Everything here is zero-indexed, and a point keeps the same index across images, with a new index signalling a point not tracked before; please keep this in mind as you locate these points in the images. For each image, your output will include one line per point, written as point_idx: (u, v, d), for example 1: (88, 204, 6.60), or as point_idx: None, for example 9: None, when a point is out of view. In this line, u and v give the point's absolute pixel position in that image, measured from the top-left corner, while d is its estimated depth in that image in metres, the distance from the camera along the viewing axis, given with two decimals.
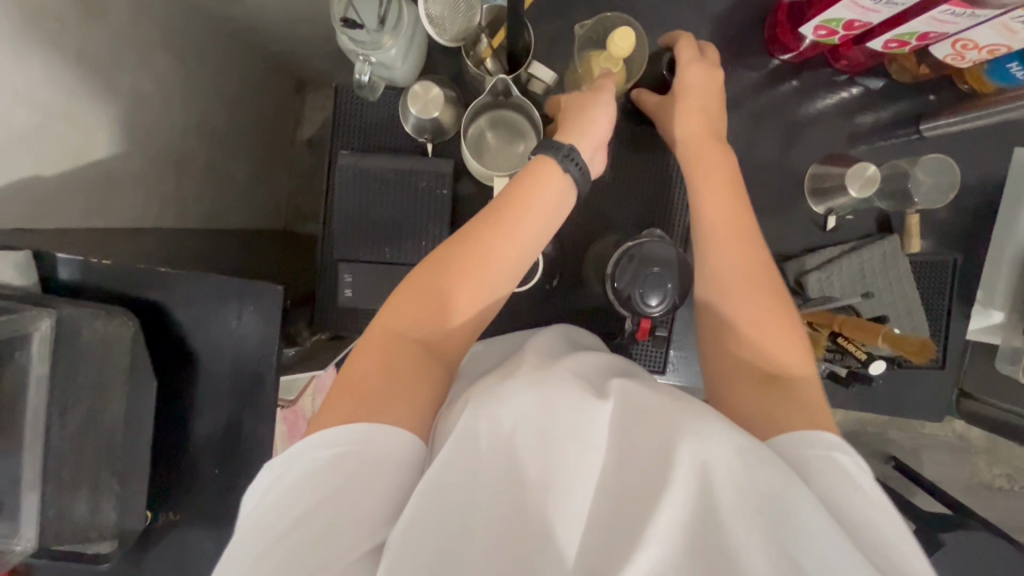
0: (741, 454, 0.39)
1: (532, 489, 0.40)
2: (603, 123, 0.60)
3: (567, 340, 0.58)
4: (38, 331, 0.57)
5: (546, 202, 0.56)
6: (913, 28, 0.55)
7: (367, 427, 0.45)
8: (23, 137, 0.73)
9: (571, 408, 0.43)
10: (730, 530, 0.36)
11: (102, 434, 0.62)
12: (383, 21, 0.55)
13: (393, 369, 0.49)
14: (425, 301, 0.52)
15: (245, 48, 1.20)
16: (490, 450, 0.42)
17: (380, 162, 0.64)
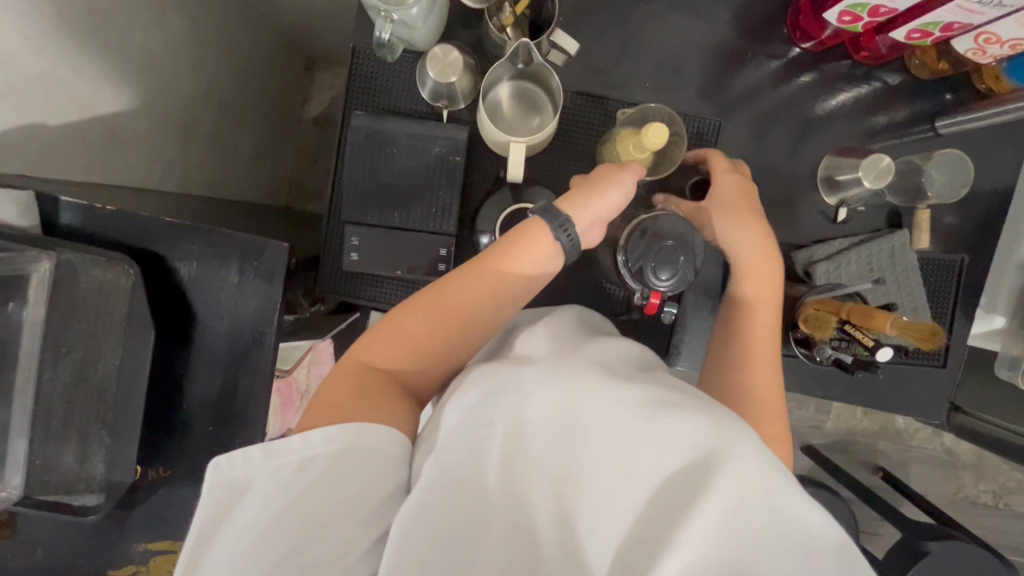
0: (758, 467, 0.39)
1: (543, 482, 0.42)
2: (613, 199, 0.57)
3: (583, 321, 0.57)
4: (36, 274, 0.57)
5: (531, 261, 0.55)
6: (938, 17, 0.55)
7: (348, 431, 0.44)
8: (27, 81, 0.71)
9: (586, 399, 0.42)
10: (732, 543, 0.38)
11: (95, 384, 0.61)
12: None
13: (365, 390, 0.49)
14: (402, 336, 0.53)
15: (258, 18, 1.19)
16: (502, 443, 0.42)
17: (395, 126, 0.64)
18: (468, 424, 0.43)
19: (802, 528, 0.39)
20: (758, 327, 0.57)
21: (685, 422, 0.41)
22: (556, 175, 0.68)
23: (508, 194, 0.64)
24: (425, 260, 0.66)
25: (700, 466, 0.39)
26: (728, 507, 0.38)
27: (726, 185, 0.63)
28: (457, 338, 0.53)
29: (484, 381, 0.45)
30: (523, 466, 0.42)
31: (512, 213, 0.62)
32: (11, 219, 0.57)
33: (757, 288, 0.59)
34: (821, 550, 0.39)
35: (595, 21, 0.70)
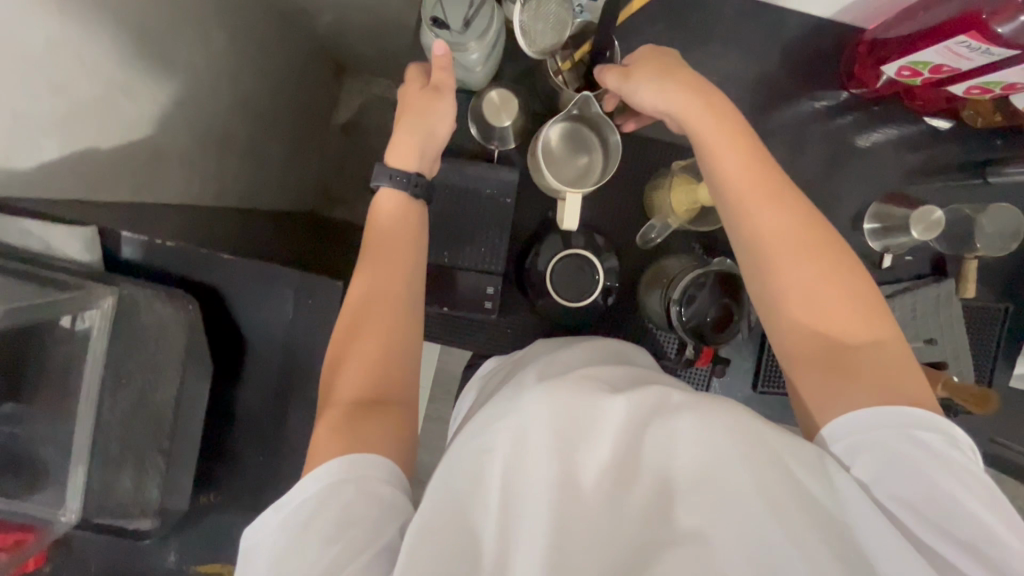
0: (755, 455, 0.39)
1: (544, 492, 0.38)
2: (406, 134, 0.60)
3: (614, 353, 0.53)
4: (100, 308, 0.59)
5: (400, 229, 0.59)
6: (1001, 77, 0.55)
7: (337, 464, 0.45)
8: (81, 106, 0.72)
9: (585, 411, 0.40)
10: (755, 531, 0.36)
11: (151, 414, 0.63)
12: (468, 25, 0.56)
13: (359, 425, 0.48)
14: (364, 359, 0.53)
15: (292, 29, 1.19)
16: (504, 462, 0.39)
17: (449, 169, 0.65)
18: (468, 444, 0.41)
19: (831, 506, 0.39)
20: (806, 280, 0.51)
21: (686, 424, 0.39)
22: (603, 215, 0.68)
23: (558, 237, 0.64)
24: (470, 296, 0.67)
25: (707, 464, 0.38)
26: (734, 492, 0.37)
27: (708, 117, 0.54)
28: (399, 335, 0.56)
29: (483, 412, 0.43)
30: (526, 477, 0.39)
31: (566, 257, 0.63)
32: (77, 255, 0.59)
33: (790, 242, 0.52)
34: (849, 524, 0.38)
35: None
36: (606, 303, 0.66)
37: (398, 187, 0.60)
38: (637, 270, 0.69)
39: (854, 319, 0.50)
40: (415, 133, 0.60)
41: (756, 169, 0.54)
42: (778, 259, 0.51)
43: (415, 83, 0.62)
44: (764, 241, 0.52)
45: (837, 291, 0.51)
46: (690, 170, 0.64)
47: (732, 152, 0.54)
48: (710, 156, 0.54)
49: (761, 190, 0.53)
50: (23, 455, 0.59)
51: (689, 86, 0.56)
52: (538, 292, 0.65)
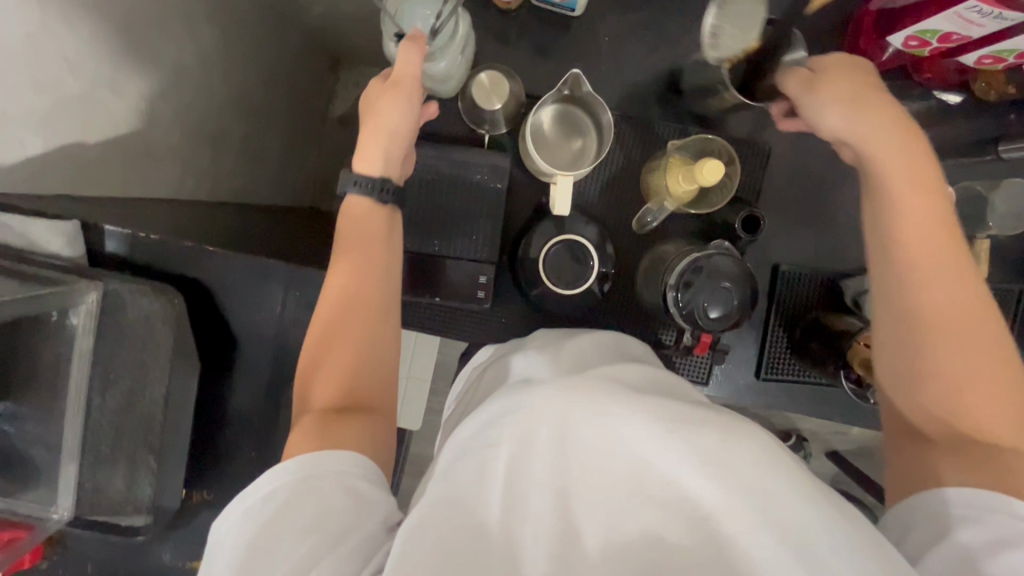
0: (781, 476, 0.35)
1: (549, 497, 0.36)
2: (375, 143, 0.58)
3: (616, 348, 0.49)
4: (85, 303, 0.57)
5: (370, 235, 0.58)
6: (1014, 45, 0.52)
7: (310, 458, 0.44)
8: (65, 102, 0.71)
9: (594, 417, 0.36)
10: (775, 560, 0.32)
11: (141, 412, 0.62)
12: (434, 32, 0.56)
13: (329, 432, 0.47)
14: (337, 366, 0.54)
15: (283, 20, 1.17)
16: (510, 462, 0.37)
17: (438, 156, 0.63)
18: (476, 443, 0.39)
19: (862, 538, 0.34)
20: (960, 364, 0.48)
21: (708, 440, 0.36)
22: (598, 202, 0.66)
23: (550, 225, 0.62)
24: (462, 286, 0.65)
25: (724, 483, 0.34)
26: (755, 515, 0.33)
27: (907, 171, 0.51)
28: (369, 343, 0.56)
29: (489, 407, 0.41)
30: (528, 479, 0.37)
31: (556, 245, 0.61)
32: (59, 250, 0.58)
33: (958, 316, 0.49)
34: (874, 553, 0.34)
35: (640, 39, 0.66)
36: (603, 291, 0.64)
37: (363, 193, 0.59)
38: (633, 258, 0.67)
39: (996, 404, 0.47)
40: (383, 133, 0.58)
41: (942, 232, 0.50)
42: (938, 317, 0.49)
43: (378, 79, 0.59)
44: (930, 311, 0.49)
45: (991, 383, 0.47)
46: (686, 150, 0.62)
47: (920, 194, 0.51)
48: (887, 212, 0.52)
49: (935, 261, 0.50)
50: (11, 456, 0.59)
51: (881, 130, 0.52)
52: (530, 280, 0.63)
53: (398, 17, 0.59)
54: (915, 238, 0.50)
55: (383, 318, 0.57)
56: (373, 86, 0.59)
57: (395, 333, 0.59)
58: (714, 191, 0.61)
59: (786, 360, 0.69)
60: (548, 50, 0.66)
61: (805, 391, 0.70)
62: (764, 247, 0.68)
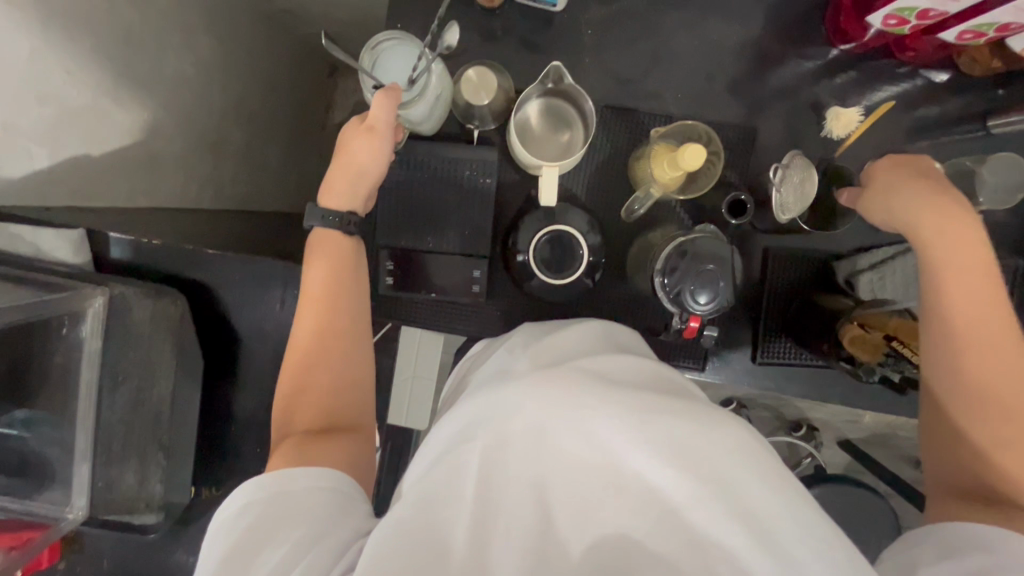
0: (752, 472, 0.36)
1: (524, 492, 0.37)
2: (341, 181, 0.61)
3: (601, 338, 0.49)
4: (92, 308, 0.59)
5: (339, 266, 0.59)
6: (993, 18, 0.52)
7: (279, 476, 0.44)
8: (69, 115, 0.73)
9: (569, 417, 0.37)
10: (738, 544, 0.34)
11: (148, 412, 0.64)
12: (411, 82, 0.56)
13: (312, 450, 0.49)
14: (313, 393, 0.55)
15: (278, 30, 1.19)
16: (485, 458, 0.38)
17: (427, 152, 0.64)
18: (453, 441, 0.40)
19: (823, 527, 0.36)
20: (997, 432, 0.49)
21: (683, 430, 0.37)
22: (587, 193, 0.67)
23: (541, 216, 0.63)
24: (456, 280, 0.66)
25: (692, 472, 0.36)
26: (724, 513, 0.35)
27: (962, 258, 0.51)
28: (343, 371, 0.57)
29: (462, 405, 0.41)
30: (504, 473, 0.38)
31: (547, 235, 0.62)
32: (67, 258, 0.60)
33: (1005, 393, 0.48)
34: (829, 530, 0.36)
35: (622, 31, 0.67)
36: (594, 281, 0.64)
37: (333, 224, 0.61)
38: (623, 247, 0.67)
39: None
40: (351, 170, 0.60)
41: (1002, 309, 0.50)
42: (987, 384, 0.49)
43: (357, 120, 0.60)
44: (979, 377, 0.49)
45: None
46: (671, 138, 0.62)
47: (968, 263, 0.51)
48: (941, 290, 0.51)
49: (985, 332, 0.50)
50: (27, 456, 0.61)
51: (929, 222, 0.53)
52: (523, 271, 0.64)
53: (374, 68, 0.57)
54: (968, 306, 0.50)
55: (356, 345, 0.59)
56: (349, 123, 0.60)
57: (368, 357, 0.60)
58: (700, 175, 0.61)
59: (782, 343, 0.69)
60: (533, 43, 0.66)
61: (803, 374, 0.70)
62: (754, 231, 0.68)
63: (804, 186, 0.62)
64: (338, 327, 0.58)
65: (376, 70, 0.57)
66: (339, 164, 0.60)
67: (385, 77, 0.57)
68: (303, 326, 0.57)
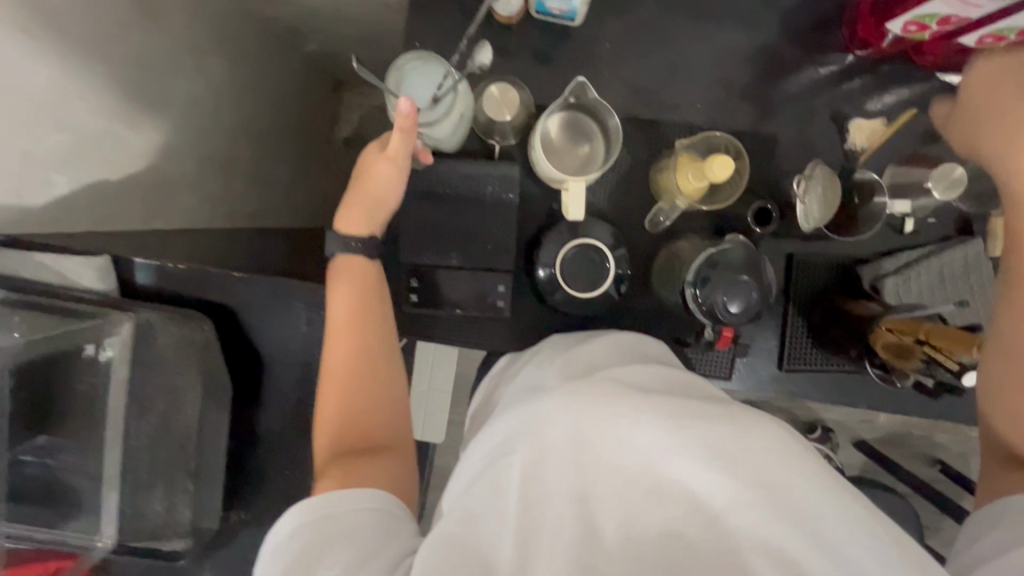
0: (799, 470, 0.35)
1: (566, 504, 0.36)
2: (359, 207, 0.61)
3: (631, 350, 0.49)
4: (120, 333, 0.60)
5: (363, 285, 0.60)
6: (1014, 23, 0.52)
7: (321, 500, 0.44)
8: (86, 141, 0.73)
9: (605, 424, 0.37)
10: (791, 545, 0.33)
11: (175, 437, 0.64)
12: (434, 101, 0.56)
13: (352, 473, 0.48)
14: (347, 413, 0.55)
15: (284, 48, 1.19)
16: (524, 471, 0.38)
17: (448, 169, 0.64)
18: (491, 457, 0.40)
19: (880, 526, 0.34)
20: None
21: (723, 432, 0.36)
22: (610, 205, 0.67)
23: (565, 230, 0.63)
24: (482, 296, 0.66)
25: (738, 476, 0.35)
26: (775, 515, 0.34)
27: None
28: (375, 389, 0.57)
29: (499, 422, 0.41)
30: (544, 485, 0.37)
31: (573, 249, 0.62)
32: (93, 285, 0.60)
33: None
34: (887, 530, 0.34)
35: (638, 43, 0.67)
36: (620, 293, 0.64)
37: (356, 251, 0.61)
38: (648, 258, 0.67)
39: None
40: (368, 198, 0.61)
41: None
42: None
43: (376, 146, 0.61)
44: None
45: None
46: (694, 148, 0.62)
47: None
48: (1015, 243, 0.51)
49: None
50: (56, 485, 0.61)
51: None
52: (548, 286, 0.64)
53: (397, 86, 0.56)
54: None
55: (386, 361, 0.58)
56: (368, 149, 0.61)
57: (399, 376, 0.59)
58: (724, 186, 0.61)
59: (809, 350, 0.69)
60: (549, 58, 0.66)
61: (832, 380, 0.70)
62: (779, 239, 0.68)
63: (827, 196, 0.63)
64: (366, 344, 0.58)
65: (399, 88, 0.56)
66: (358, 191, 0.61)
67: (409, 95, 0.57)
68: (332, 346, 0.58)
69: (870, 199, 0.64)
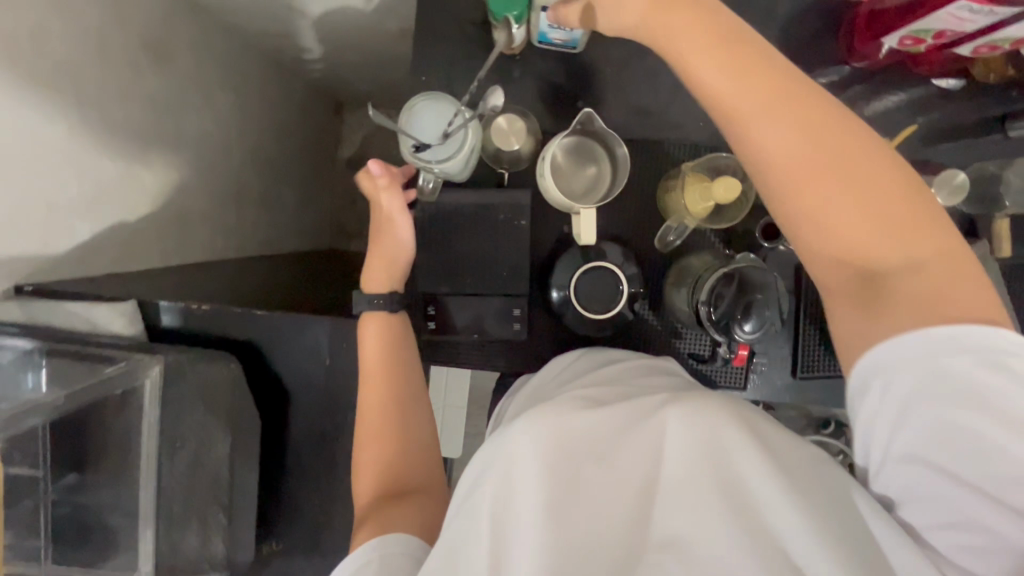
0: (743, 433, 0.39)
1: (545, 516, 0.38)
2: (375, 260, 0.65)
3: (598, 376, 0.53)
4: (150, 377, 0.60)
5: (388, 330, 0.61)
6: (1008, 33, 0.54)
7: (357, 553, 0.45)
8: (105, 186, 0.75)
9: (569, 432, 0.40)
10: (754, 504, 0.37)
11: (207, 473, 0.65)
12: (446, 136, 0.57)
13: (394, 516, 0.50)
14: (383, 453, 0.57)
15: (287, 76, 1.21)
16: (494, 499, 0.39)
17: (460, 198, 0.66)
18: (467, 491, 0.41)
19: (824, 485, 0.39)
20: (833, 190, 0.43)
21: (668, 422, 0.40)
22: (619, 224, 0.68)
23: (576, 252, 0.65)
24: (498, 321, 0.67)
25: (682, 460, 0.39)
26: (734, 482, 0.38)
27: (636, 13, 0.48)
28: (406, 426, 0.59)
29: (468, 463, 0.42)
30: (523, 505, 0.38)
31: (587, 271, 0.63)
32: (121, 330, 0.62)
33: (860, 149, 0.44)
34: (814, 478, 0.39)
35: (639, 64, 0.68)
36: (634, 311, 0.65)
37: (382, 307, 0.62)
38: (658, 275, 0.68)
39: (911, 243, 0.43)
40: (379, 250, 0.65)
41: (744, 70, 0.44)
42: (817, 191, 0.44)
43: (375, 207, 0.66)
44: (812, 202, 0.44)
45: (911, 220, 0.43)
46: (701, 169, 0.64)
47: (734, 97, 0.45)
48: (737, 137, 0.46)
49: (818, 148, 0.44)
50: (95, 527, 0.62)
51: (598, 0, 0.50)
52: (562, 307, 0.65)
53: (409, 125, 0.57)
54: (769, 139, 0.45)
55: (414, 400, 0.61)
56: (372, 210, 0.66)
57: (425, 414, 0.61)
58: (731, 206, 0.63)
59: (821, 356, 0.70)
60: (553, 84, 0.68)
61: (844, 384, 0.71)
62: (787, 249, 0.69)
63: None
64: (394, 386, 0.60)
65: (411, 127, 0.57)
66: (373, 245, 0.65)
67: (420, 132, 0.58)
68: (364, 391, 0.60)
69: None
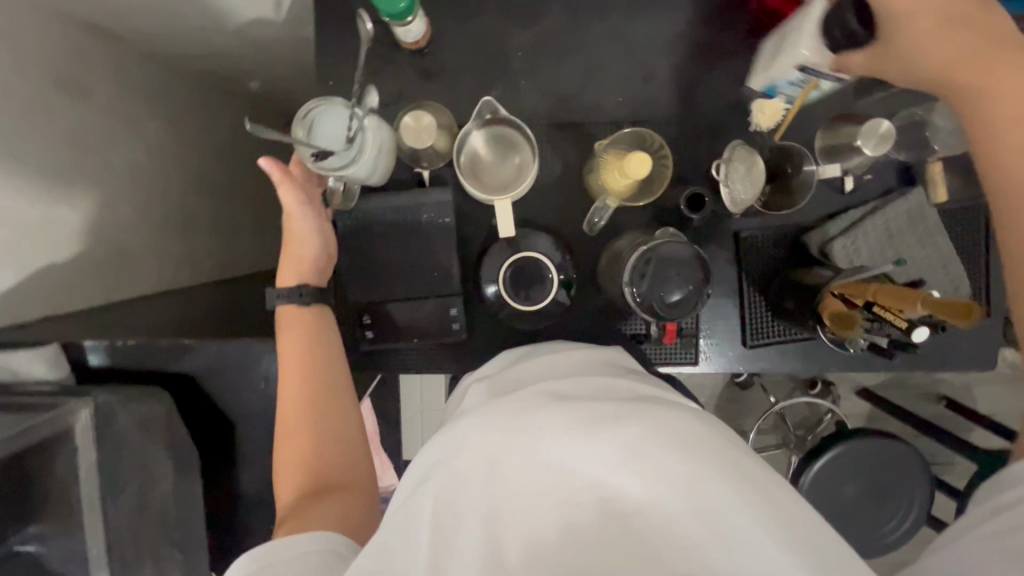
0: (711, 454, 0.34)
1: (477, 523, 0.34)
2: (291, 268, 0.63)
3: (592, 362, 0.47)
4: (79, 422, 0.59)
5: (312, 328, 0.61)
6: None
7: (268, 547, 0.43)
8: (24, 230, 0.73)
9: (520, 436, 0.36)
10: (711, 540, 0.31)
11: (155, 510, 0.64)
12: (349, 140, 0.55)
13: (310, 516, 0.49)
14: (306, 457, 0.56)
15: (227, 97, 1.19)
16: (438, 498, 0.36)
17: (376, 204, 0.64)
18: (413, 486, 0.38)
19: (805, 521, 0.33)
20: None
21: (633, 435, 0.35)
22: (546, 212, 0.67)
23: (503, 246, 0.63)
24: (434, 323, 0.66)
25: (648, 478, 0.33)
26: (690, 505, 0.32)
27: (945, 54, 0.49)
28: (332, 428, 0.58)
29: (421, 454, 0.40)
30: (457, 505, 0.35)
31: (514, 263, 0.62)
32: (44, 374, 0.61)
33: None
34: (794, 515, 0.33)
35: (553, 47, 0.66)
36: (569, 298, 0.64)
37: (289, 302, 0.61)
38: (592, 258, 0.67)
39: None
40: (290, 257, 0.63)
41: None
42: None
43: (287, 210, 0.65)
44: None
45: None
46: (616, 145, 0.63)
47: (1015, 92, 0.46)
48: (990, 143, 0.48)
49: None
50: None
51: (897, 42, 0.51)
52: (496, 304, 0.64)
53: (309, 137, 0.56)
54: None
55: (343, 402, 0.59)
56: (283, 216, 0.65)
57: (354, 416, 0.60)
58: (653, 177, 0.62)
59: (771, 323, 0.68)
60: (466, 77, 0.66)
61: (794, 349, 0.69)
62: (720, 220, 0.67)
63: (750, 174, 0.63)
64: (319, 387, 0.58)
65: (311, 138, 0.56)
66: (287, 250, 0.63)
67: (323, 140, 0.56)
68: (288, 391, 0.58)
69: (802, 168, 0.64)
